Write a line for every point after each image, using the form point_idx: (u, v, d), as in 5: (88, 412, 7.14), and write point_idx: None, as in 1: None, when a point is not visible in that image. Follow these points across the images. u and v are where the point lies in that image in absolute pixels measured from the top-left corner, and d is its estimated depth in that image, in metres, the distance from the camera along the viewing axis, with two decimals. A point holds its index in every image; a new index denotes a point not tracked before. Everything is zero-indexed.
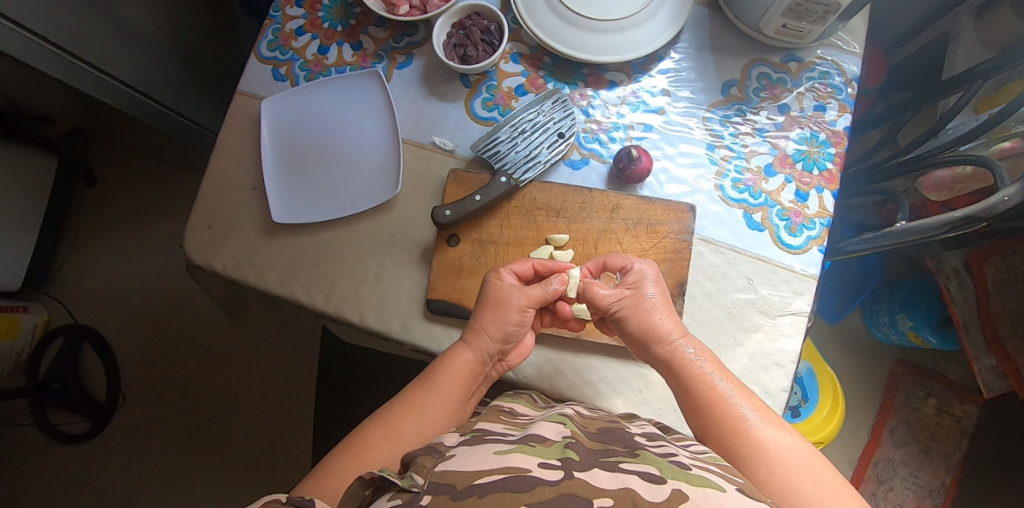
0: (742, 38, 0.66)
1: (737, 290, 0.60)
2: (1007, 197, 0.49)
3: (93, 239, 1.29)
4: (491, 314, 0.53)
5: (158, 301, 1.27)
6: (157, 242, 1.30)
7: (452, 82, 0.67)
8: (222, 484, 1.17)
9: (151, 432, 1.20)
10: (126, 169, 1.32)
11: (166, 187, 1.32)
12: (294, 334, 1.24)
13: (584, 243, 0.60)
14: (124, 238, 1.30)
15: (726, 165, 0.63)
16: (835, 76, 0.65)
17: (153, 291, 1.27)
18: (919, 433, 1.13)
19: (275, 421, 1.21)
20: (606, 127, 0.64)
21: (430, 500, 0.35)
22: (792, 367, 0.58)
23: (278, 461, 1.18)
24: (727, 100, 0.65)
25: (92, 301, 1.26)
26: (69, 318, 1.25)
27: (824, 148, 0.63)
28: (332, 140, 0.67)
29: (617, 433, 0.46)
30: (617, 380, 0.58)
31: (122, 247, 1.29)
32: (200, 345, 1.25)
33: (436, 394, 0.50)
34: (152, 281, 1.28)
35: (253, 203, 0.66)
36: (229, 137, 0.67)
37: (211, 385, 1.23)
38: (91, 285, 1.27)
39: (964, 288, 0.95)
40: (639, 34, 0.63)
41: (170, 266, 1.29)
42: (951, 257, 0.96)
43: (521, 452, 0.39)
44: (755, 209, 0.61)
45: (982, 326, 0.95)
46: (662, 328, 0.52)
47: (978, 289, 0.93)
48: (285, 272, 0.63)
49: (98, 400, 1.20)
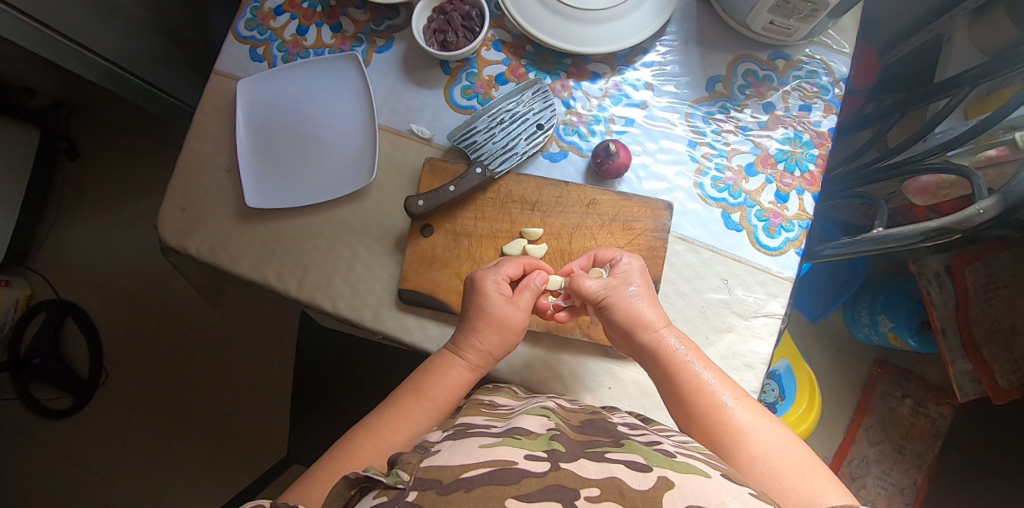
0: (730, 33, 0.65)
1: (711, 290, 0.59)
2: (982, 211, 0.49)
3: (76, 214, 1.28)
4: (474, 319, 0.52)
5: (140, 279, 1.26)
6: (140, 219, 1.28)
7: (432, 69, 0.65)
8: (201, 463, 1.18)
9: (133, 410, 1.20)
10: (109, 143, 1.30)
11: (149, 163, 1.30)
12: (274, 316, 1.24)
13: (558, 237, 0.59)
14: (105, 213, 1.28)
15: (706, 163, 0.62)
16: (823, 75, 0.64)
17: (135, 269, 1.26)
18: (893, 432, 1.14)
19: (256, 403, 1.20)
20: (586, 120, 0.63)
21: (416, 495, 0.34)
22: (762, 368, 0.58)
23: (256, 442, 1.19)
24: (711, 97, 0.64)
25: (73, 277, 1.25)
26: (52, 293, 1.24)
27: (808, 149, 0.62)
28: (308, 124, 0.65)
29: (600, 424, 0.46)
30: (587, 377, 0.58)
31: (104, 223, 1.28)
32: (182, 325, 1.24)
33: (423, 401, 0.50)
34: (134, 259, 1.26)
35: (228, 185, 0.64)
36: (203, 118, 0.66)
37: (193, 365, 1.22)
38: (74, 260, 1.26)
39: (944, 292, 0.94)
40: (623, 25, 0.62)
41: (152, 244, 1.27)
42: (933, 261, 0.96)
43: (507, 445, 0.38)
44: (734, 208, 0.60)
45: (961, 330, 0.95)
46: (643, 316, 0.51)
47: (959, 294, 0.93)
48: (258, 257, 0.63)
49: (81, 375, 1.19)
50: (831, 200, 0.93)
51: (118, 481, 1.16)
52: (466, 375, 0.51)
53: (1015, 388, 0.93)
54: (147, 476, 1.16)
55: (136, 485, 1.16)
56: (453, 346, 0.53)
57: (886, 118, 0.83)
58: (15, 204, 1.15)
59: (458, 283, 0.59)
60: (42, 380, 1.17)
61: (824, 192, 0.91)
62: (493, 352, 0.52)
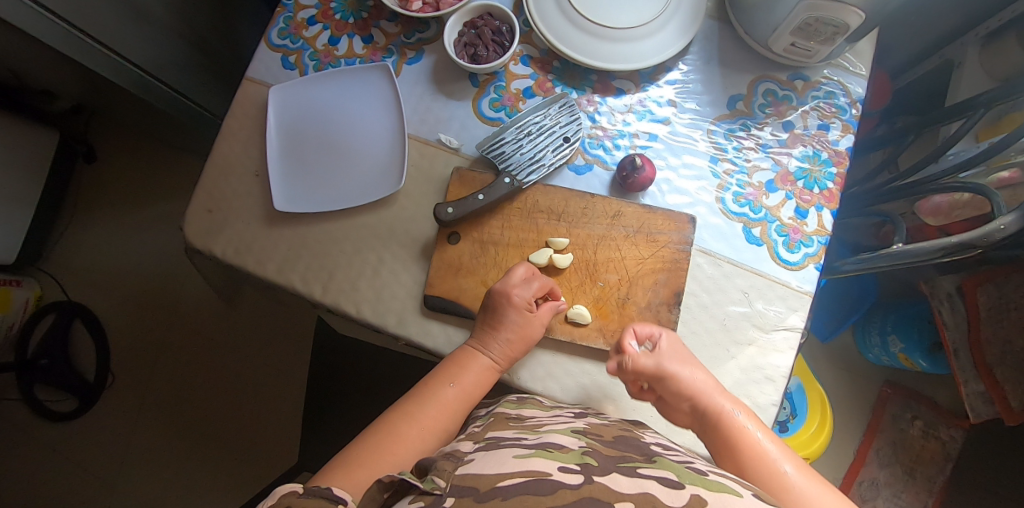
0: (751, 53, 0.67)
1: (733, 303, 0.60)
2: (1003, 226, 0.50)
3: (92, 217, 1.29)
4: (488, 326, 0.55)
5: (151, 282, 1.27)
6: (155, 223, 1.30)
7: (461, 81, 0.67)
8: (206, 469, 1.17)
9: (140, 414, 1.20)
10: (127, 148, 1.32)
11: (165, 169, 1.32)
12: (285, 323, 1.25)
13: (583, 247, 0.60)
14: (119, 217, 1.30)
15: (728, 178, 0.63)
16: (840, 96, 0.66)
17: (147, 272, 1.27)
18: (904, 454, 1.14)
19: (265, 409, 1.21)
20: (611, 134, 0.65)
21: (454, 502, 0.35)
22: (782, 381, 0.58)
23: (262, 450, 1.18)
24: (732, 115, 0.66)
25: (85, 278, 1.26)
26: (62, 294, 1.25)
27: (827, 167, 0.63)
28: (338, 132, 0.67)
29: (631, 442, 0.46)
30: (609, 386, 0.58)
31: (117, 227, 1.29)
32: (192, 329, 1.25)
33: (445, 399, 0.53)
34: (146, 262, 1.28)
35: (256, 189, 0.66)
36: (234, 123, 0.68)
37: (203, 369, 1.23)
38: (86, 263, 1.27)
39: (957, 312, 0.95)
40: (649, 44, 0.64)
41: (165, 248, 1.29)
42: (944, 282, 0.96)
43: (540, 457, 0.39)
44: (755, 223, 0.62)
45: (972, 351, 0.95)
46: (703, 382, 0.53)
47: (969, 315, 0.94)
48: (284, 260, 0.64)
49: (88, 378, 1.20)
50: (847, 219, 0.93)
51: (121, 485, 1.16)
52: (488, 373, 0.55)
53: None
54: (151, 481, 1.16)
55: (142, 489, 1.15)
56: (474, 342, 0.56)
57: (900, 137, 0.84)
58: (29, 205, 1.17)
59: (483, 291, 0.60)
60: (47, 382, 1.17)
61: (841, 211, 0.92)
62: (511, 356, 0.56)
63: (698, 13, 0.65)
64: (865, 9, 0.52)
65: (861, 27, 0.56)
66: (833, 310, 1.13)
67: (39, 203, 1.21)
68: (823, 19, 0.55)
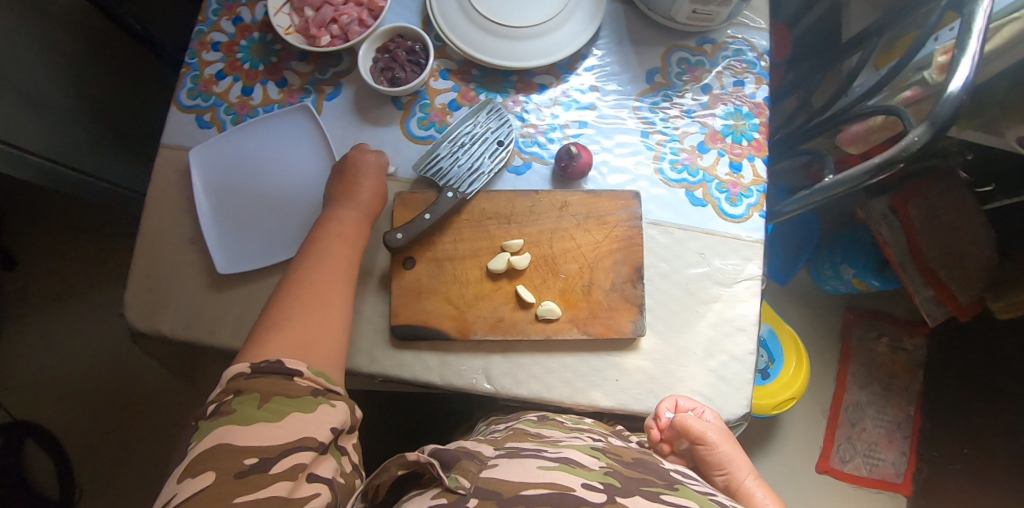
0: (657, 28, 0.69)
1: (692, 266, 0.62)
2: (916, 138, 0.53)
3: (26, 325, 1.21)
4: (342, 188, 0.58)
5: (103, 379, 1.19)
6: (94, 316, 1.22)
7: (384, 106, 0.67)
8: None
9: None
10: (45, 245, 1.24)
11: (92, 258, 1.24)
12: None
13: (539, 244, 0.60)
14: (53, 320, 1.22)
15: (661, 148, 0.65)
16: (747, 52, 0.69)
17: (96, 370, 1.20)
18: (878, 372, 1.21)
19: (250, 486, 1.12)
20: (542, 129, 0.65)
21: (478, 502, 0.37)
22: (753, 329, 0.61)
23: None
24: (653, 88, 0.68)
25: (28, 392, 1.18)
26: (5, 415, 1.16)
27: (749, 120, 0.66)
28: (270, 180, 0.65)
29: (650, 465, 0.46)
30: (592, 374, 0.59)
31: (53, 330, 1.21)
32: (160, 417, 1.18)
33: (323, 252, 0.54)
34: (93, 359, 1.20)
35: (195, 256, 0.63)
36: (159, 193, 0.65)
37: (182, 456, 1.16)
38: (26, 376, 1.18)
39: (894, 230, 1.02)
40: (560, 36, 0.65)
41: (110, 340, 1.22)
42: (876, 205, 1.04)
43: (565, 471, 0.39)
44: (696, 186, 0.64)
45: (916, 261, 1.00)
46: (736, 460, 0.52)
47: (906, 229, 1.00)
48: (239, 323, 0.61)
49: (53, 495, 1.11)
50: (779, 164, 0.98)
51: None
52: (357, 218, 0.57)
53: (975, 304, 1.00)
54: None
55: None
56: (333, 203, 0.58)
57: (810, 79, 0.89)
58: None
59: (449, 309, 0.58)
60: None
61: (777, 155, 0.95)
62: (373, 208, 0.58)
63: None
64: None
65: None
66: (784, 253, 1.17)
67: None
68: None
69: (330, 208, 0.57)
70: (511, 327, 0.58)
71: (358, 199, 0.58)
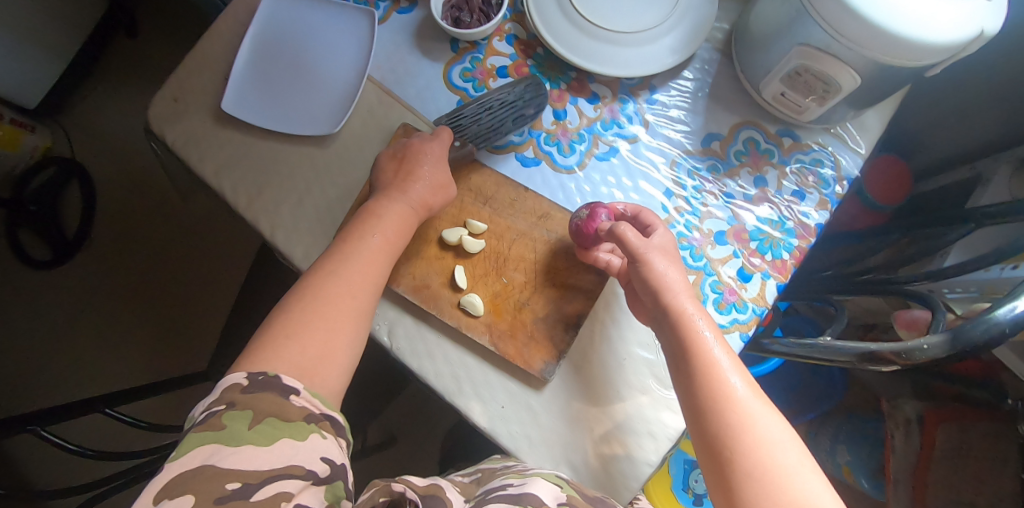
0: (748, 92, 0.60)
1: (640, 345, 0.57)
2: (926, 346, 0.41)
3: (95, 90, 1.18)
4: (365, 220, 0.52)
5: (121, 167, 1.15)
6: (133, 89, 1.20)
7: (441, 42, 0.63)
8: (92, 332, 1.09)
9: (65, 340, 1.08)
10: (160, 9, 1.23)
11: (166, 43, 1.22)
12: (190, 237, 1.13)
13: (499, 239, 0.56)
14: (122, 81, 1.19)
15: (676, 216, 0.58)
16: (828, 167, 0.60)
17: (115, 156, 1.16)
18: None
19: (114, 376, 1.08)
20: (570, 135, 0.60)
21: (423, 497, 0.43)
22: (666, 443, 0.54)
23: (177, 326, 1.11)
24: (703, 152, 0.60)
25: (89, 140, 1.16)
26: (69, 153, 1.14)
27: (780, 231, 0.59)
28: (306, 57, 0.64)
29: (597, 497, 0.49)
30: (485, 387, 0.56)
31: (129, 100, 1.19)
32: (144, 228, 1.13)
33: (334, 270, 0.48)
34: (108, 144, 1.16)
35: (212, 87, 0.64)
36: (226, 22, 0.66)
37: (155, 309, 1.11)
38: (88, 122, 1.17)
39: (909, 440, 0.89)
40: (633, 54, 0.59)
41: (130, 135, 1.17)
42: (906, 406, 0.91)
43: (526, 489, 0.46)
44: (691, 270, 0.58)
45: (913, 480, 0.89)
46: None
47: (924, 445, 0.88)
48: (221, 163, 0.62)
49: (67, 235, 1.10)
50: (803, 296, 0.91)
51: None
52: (399, 224, 0.52)
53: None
54: (49, 393, 1.06)
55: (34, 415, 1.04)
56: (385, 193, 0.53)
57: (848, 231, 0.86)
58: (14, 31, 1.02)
59: None
60: (31, 228, 1.09)
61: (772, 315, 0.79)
62: (423, 207, 0.54)
63: (699, 34, 0.59)
64: (860, 71, 0.48)
65: (860, 93, 0.51)
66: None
67: (67, 62, 1.13)
68: (822, 76, 0.50)
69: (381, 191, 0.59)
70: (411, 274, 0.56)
71: (410, 175, 0.54)
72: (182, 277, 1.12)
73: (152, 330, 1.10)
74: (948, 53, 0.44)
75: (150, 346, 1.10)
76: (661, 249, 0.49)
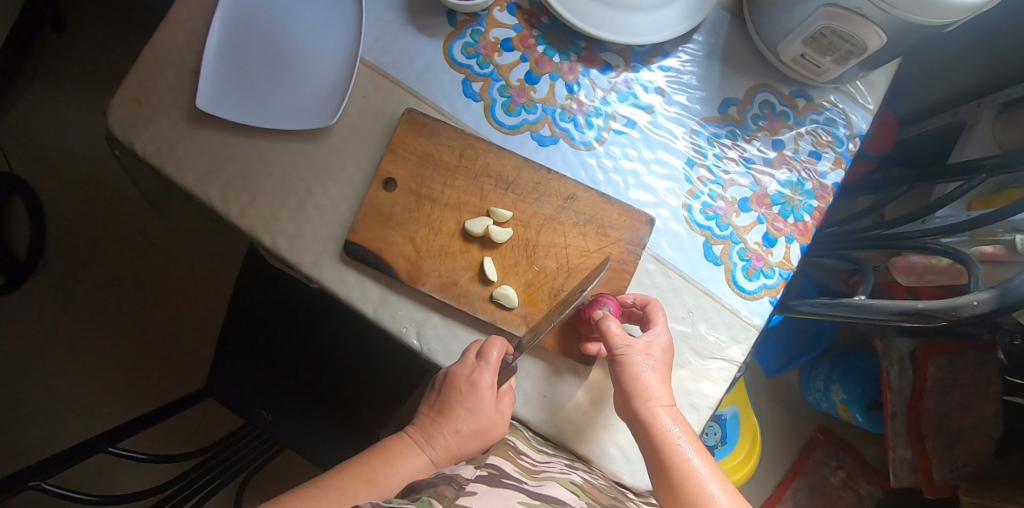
0: (761, 54, 0.59)
1: (675, 319, 0.56)
2: (975, 302, 0.43)
3: (25, 94, 1.07)
4: (447, 400, 0.49)
5: (68, 177, 1.06)
6: (69, 89, 1.09)
7: (437, 16, 0.58)
8: (59, 357, 1.01)
9: (30, 369, 0.99)
10: None
11: (100, 35, 1.11)
12: (159, 244, 1.06)
13: (527, 225, 0.54)
14: (55, 81, 1.08)
15: (700, 186, 0.58)
16: (841, 126, 0.60)
17: (59, 165, 1.06)
18: (819, 500, 1.11)
19: (92, 401, 1.00)
20: (586, 110, 0.57)
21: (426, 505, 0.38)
22: (706, 412, 0.55)
23: (154, 340, 1.04)
24: (721, 118, 0.59)
25: (24, 149, 1.06)
26: (5, 165, 1.05)
27: (801, 194, 0.58)
28: (286, 42, 0.58)
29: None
30: (524, 378, 0.55)
31: (66, 101, 1.08)
32: (103, 240, 1.05)
33: (372, 491, 0.45)
34: (51, 153, 1.06)
35: (180, 82, 0.57)
36: (186, 6, 0.59)
37: (129, 326, 1.04)
38: (23, 129, 1.06)
39: (903, 377, 0.93)
40: (644, 20, 0.56)
41: (74, 141, 1.07)
42: (898, 344, 0.93)
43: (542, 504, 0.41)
44: (718, 240, 0.57)
45: (909, 419, 0.94)
46: None
47: (917, 382, 0.92)
48: (203, 169, 0.56)
49: (16, 257, 1.01)
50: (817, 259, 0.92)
51: None
52: (425, 472, 0.47)
53: (948, 487, 0.93)
54: (21, 429, 0.97)
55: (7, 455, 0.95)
56: (419, 435, 0.48)
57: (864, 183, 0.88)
58: None
59: (409, 249, 0.54)
60: None
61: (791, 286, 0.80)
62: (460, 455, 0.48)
63: (707, 3, 0.57)
64: (890, 33, 0.47)
65: (882, 55, 0.51)
66: (791, 357, 1.09)
67: None
68: (848, 38, 0.49)
69: (392, 185, 0.55)
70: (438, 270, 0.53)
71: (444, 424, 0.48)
72: (154, 288, 1.05)
73: (129, 348, 1.03)
74: (979, 10, 0.43)
75: (130, 366, 1.02)
76: (645, 350, 0.49)
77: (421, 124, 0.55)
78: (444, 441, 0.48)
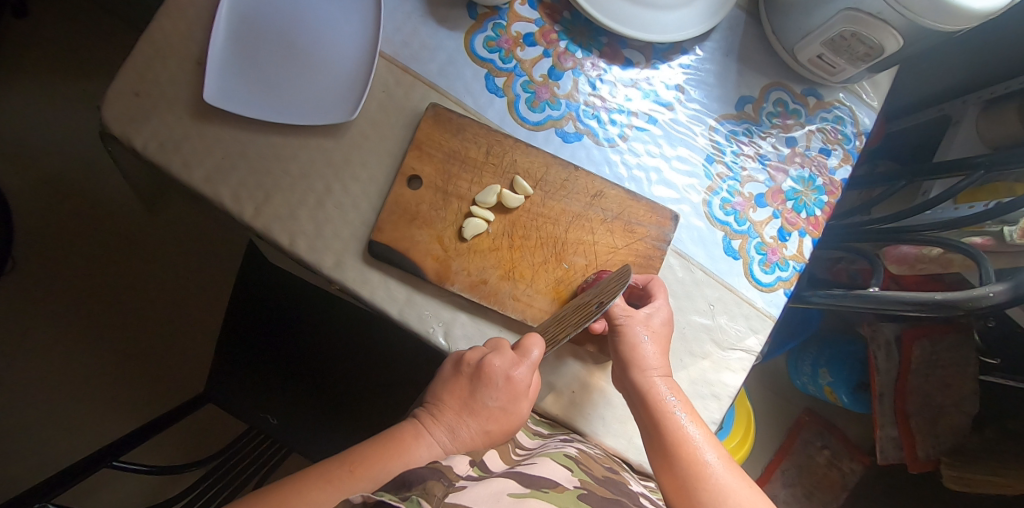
0: (776, 52, 0.60)
1: (697, 312, 0.57)
2: (991, 294, 0.46)
3: None
4: (464, 392, 0.46)
5: (38, 172, 1.00)
6: (34, 78, 1.03)
7: (457, 9, 0.58)
8: (38, 361, 0.96)
9: (5, 377, 0.94)
10: None
11: (67, 21, 1.05)
12: (142, 240, 1.02)
13: (555, 222, 0.55)
14: (18, 70, 1.02)
15: (719, 183, 0.59)
16: (848, 124, 0.62)
17: (25, 159, 1.00)
18: (806, 478, 1.16)
19: (75, 408, 0.96)
20: (609, 107, 0.58)
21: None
22: (727, 401, 0.56)
23: (141, 341, 1.00)
24: (738, 116, 0.60)
25: None
26: None
27: (815, 192, 0.60)
28: (301, 34, 0.56)
29: (620, 486, 0.46)
30: (553, 376, 0.54)
31: (32, 92, 1.02)
32: (80, 239, 1.00)
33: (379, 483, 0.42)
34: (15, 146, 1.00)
35: (186, 74, 0.55)
36: None
37: (112, 328, 1.00)
38: None
39: (890, 360, 0.97)
40: (668, 18, 0.57)
41: (40, 134, 1.01)
42: (885, 328, 0.97)
43: (536, 498, 0.38)
44: (736, 235, 0.58)
45: (895, 398, 0.98)
46: None
47: (901, 365, 0.96)
48: (212, 166, 0.53)
49: None
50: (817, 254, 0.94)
51: None
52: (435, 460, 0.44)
53: (931, 461, 0.99)
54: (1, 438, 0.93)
55: None
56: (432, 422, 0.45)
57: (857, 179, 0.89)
58: None
59: (437, 248, 0.53)
60: None
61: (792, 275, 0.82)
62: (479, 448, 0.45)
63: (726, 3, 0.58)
64: (908, 40, 0.48)
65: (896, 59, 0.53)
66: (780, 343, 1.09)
67: None
68: (866, 42, 0.51)
69: (417, 182, 0.54)
70: (467, 266, 0.53)
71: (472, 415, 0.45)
72: (138, 288, 1.01)
73: (113, 351, 0.99)
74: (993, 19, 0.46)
75: (115, 369, 0.99)
76: (644, 321, 0.50)
77: (445, 120, 0.55)
78: (467, 431, 0.45)
